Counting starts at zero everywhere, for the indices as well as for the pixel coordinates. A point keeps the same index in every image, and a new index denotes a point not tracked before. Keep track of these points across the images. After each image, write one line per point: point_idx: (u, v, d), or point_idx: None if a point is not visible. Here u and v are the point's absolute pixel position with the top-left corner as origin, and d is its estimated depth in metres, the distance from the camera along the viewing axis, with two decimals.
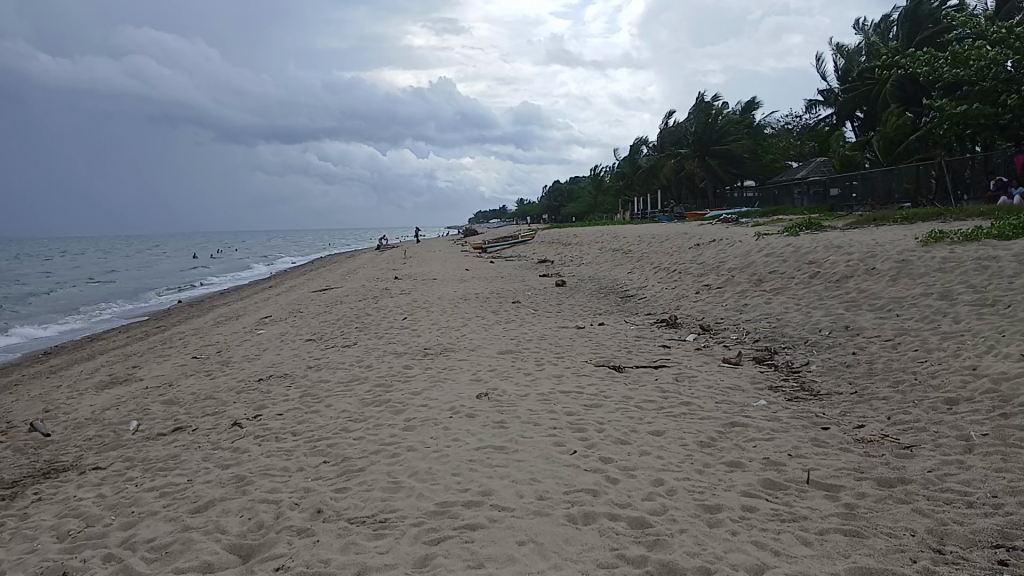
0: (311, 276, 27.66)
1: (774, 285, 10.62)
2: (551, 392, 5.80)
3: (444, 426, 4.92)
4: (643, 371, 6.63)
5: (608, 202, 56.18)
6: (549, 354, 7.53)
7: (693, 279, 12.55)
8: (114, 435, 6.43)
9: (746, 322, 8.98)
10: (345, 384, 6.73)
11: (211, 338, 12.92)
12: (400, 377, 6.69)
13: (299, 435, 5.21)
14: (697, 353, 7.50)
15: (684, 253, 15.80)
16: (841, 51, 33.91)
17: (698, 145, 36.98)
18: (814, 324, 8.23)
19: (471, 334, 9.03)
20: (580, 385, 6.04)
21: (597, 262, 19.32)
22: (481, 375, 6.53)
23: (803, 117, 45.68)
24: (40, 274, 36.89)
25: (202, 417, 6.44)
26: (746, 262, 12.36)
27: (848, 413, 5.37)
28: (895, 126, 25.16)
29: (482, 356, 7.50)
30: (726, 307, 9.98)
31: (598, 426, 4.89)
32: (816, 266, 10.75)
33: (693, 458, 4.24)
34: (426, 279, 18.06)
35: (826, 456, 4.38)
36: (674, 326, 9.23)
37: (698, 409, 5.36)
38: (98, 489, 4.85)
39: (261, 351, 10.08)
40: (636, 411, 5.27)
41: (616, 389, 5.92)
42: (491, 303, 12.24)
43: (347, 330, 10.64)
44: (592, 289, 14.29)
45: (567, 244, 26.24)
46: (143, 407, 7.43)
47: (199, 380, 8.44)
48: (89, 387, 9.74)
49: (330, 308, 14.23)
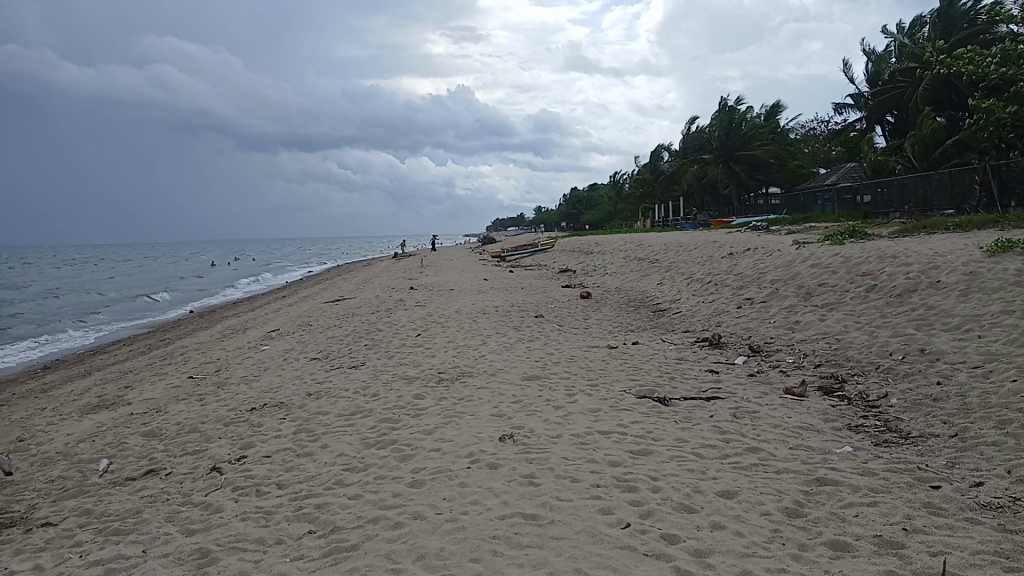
0: (327, 284, 26.98)
1: (825, 299, 9.60)
2: (589, 432, 4.84)
3: (461, 482, 3.97)
4: (695, 405, 5.64)
5: (628, 209, 55.08)
6: (581, 380, 6.56)
7: (732, 291, 11.56)
8: (78, 478, 5.54)
9: (802, 343, 7.97)
10: (347, 417, 5.81)
11: (214, 354, 12.07)
12: (410, 410, 5.75)
13: (285, 489, 4.28)
14: (750, 382, 6.52)
15: (717, 263, 14.78)
16: (871, 55, 32.77)
17: (722, 151, 35.93)
18: (883, 347, 7.21)
19: (491, 355, 8.09)
20: (622, 423, 5.07)
21: (622, 272, 18.38)
22: (505, 409, 5.59)
23: (829, 122, 44.56)
24: (56, 283, 36.48)
25: (181, 457, 5.53)
26: (790, 274, 11.31)
27: (957, 465, 4.37)
28: (930, 130, 24.04)
29: (504, 383, 6.55)
30: (774, 325, 8.98)
31: (653, 483, 3.92)
32: (872, 279, 9.70)
33: (783, 537, 3.27)
34: (443, 290, 17.20)
35: (952, 533, 3.39)
36: (718, 346, 8.26)
37: (770, 460, 4.39)
38: (36, 558, 3.93)
39: (260, 372, 9.18)
40: (695, 462, 4.30)
41: (666, 429, 4.96)
42: (512, 318, 11.30)
43: (356, 348, 9.70)
44: (620, 301, 13.36)
45: (589, 252, 25.25)
46: (120, 440, 6.53)
47: (188, 406, 7.55)
48: (73, 411, 8.89)
49: (341, 321, 13.37)
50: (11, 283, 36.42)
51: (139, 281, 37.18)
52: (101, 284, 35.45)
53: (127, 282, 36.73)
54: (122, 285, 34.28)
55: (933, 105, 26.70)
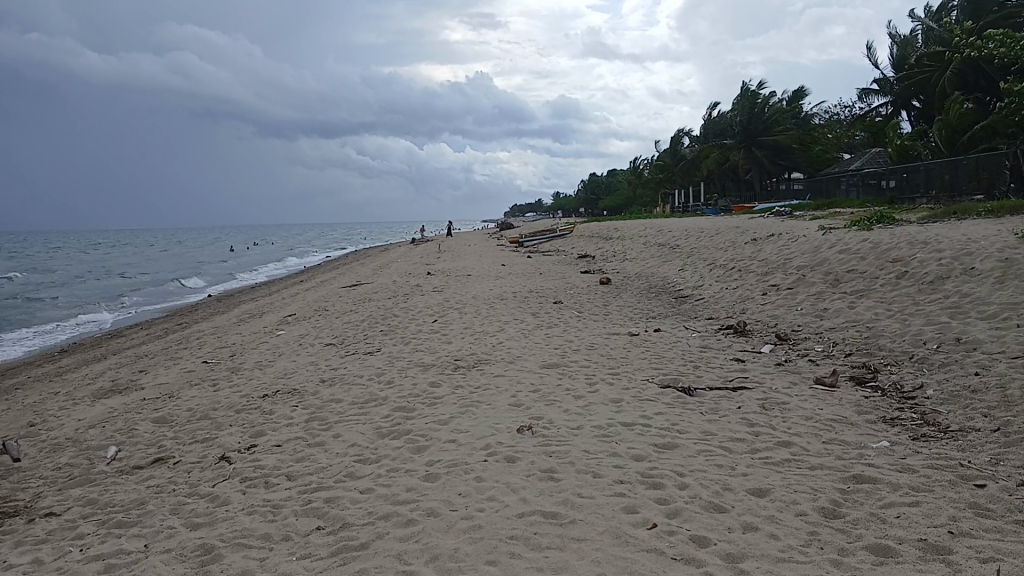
0: (345, 269, 26.87)
1: (854, 286, 9.30)
2: (611, 423, 4.63)
3: (477, 476, 3.78)
4: (721, 395, 5.41)
5: (648, 194, 54.58)
6: (602, 369, 6.35)
7: (757, 277, 11.27)
8: (85, 466, 5.41)
9: (830, 331, 7.70)
10: (360, 405, 5.63)
11: (229, 340, 11.94)
12: (425, 398, 5.56)
13: (294, 481, 4.10)
14: (778, 371, 6.28)
15: (741, 249, 14.48)
16: (897, 37, 32.09)
17: (744, 136, 35.42)
18: (916, 335, 6.94)
19: (509, 341, 7.88)
20: (645, 414, 4.86)
21: (642, 257, 18.10)
22: (524, 398, 5.39)
23: (853, 106, 43.83)
24: (77, 266, 36.65)
25: (189, 445, 5.38)
26: (816, 260, 11.01)
27: (1002, 462, 4.12)
28: (958, 114, 23.47)
29: (522, 371, 6.35)
30: (801, 313, 8.70)
31: (679, 480, 3.70)
32: (903, 265, 9.39)
33: (822, 541, 3.05)
34: (461, 275, 16.99)
35: (1003, 538, 3.15)
36: (744, 334, 8.00)
37: (803, 456, 4.16)
38: (36, 551, 3.79)
39: (274, 358, 9.04)
40: (725, 457, 4.08)
41: (692, 421, 4.74)
42: (530, 304, 11.09)
43: (371, 333, 9.54)
44: (641, 287, 13.11)
45: (609, 238, 24.93)
46: (130, 427, 6.40)
47: (200, 392, 7.41)
48: (86, 396, 8.80)
49: (358, 306, 13.21)
50: (34, 267, 36.76)
51: (160, 265, 37.38)
52: (122, 268, 35.66)
53: (148, 266, 36.93)
54: (143, 269, 34.46)
55: (961, 88, 26.09)
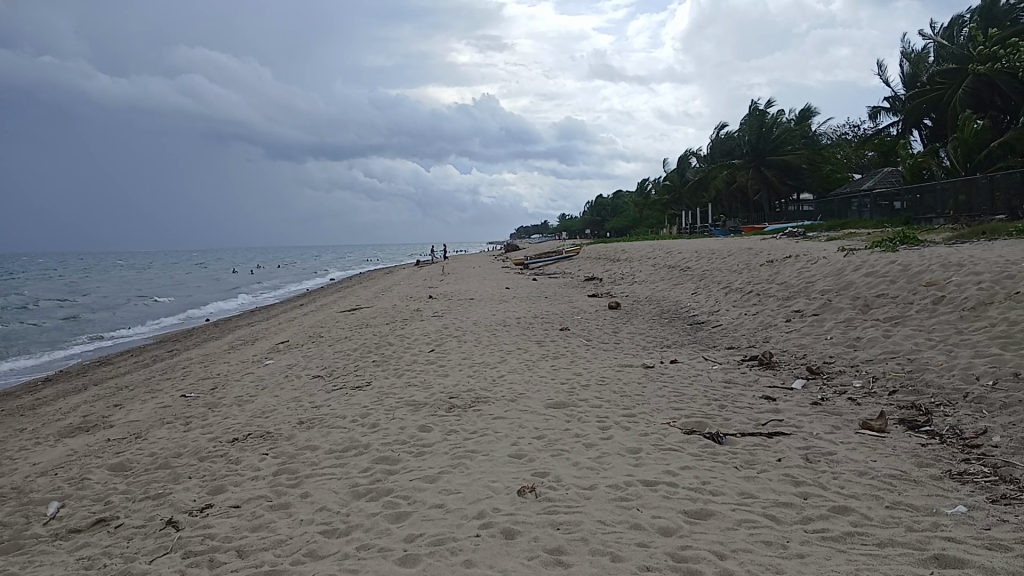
0: (345, 293, 26.15)
1: (887, 313, 8.53)
2: (630, 483, 3.87)
3: (467, 560, 3.03)
4: (757, 444, 4.66)
5: (654, 215, 53.91)
6: (616, 409, 5.57)
7: (778, 303, 10.51)
8: (19, 526, 4.66)
9: (868, 364, 6.93)
10: (338, 454, 4.88)
11: (214, 370, 11.18)
12: (412, 447, 4.81)
13: (244, 561, 3.35)
14: (815, 413, 5.52)
15: (757, 271, 13.74)
16: (908, 56, 31.50)
17: (753, 156, 34.74)
18: (967, 370, 6.14)
19: (511, 375, 7.13)
20: (670, 469, 4.09)
21: (651, 281, 17.38)
22: (526, 447, 4.63)
23: (862, 126, 43.22)
24: (75, 290, 36.00)
25: (139, 503, 4.64)
26: (841, 284, 10.25)
27: None
28: (973, 132, 22.66)
29: (524, 411, 5.59)
30: (831, 342, 7.94)
31: (717, 566, 2.95)
32: (938, 289, 8.63)
33: None
34: (464, 299, 16.27)
35: None
36: (770, 366, 7.24)
37: (869, 530, 3.39)
38: None
39: (256, 391, 8.29)
40: (775, 531, 3.31)
41: (725, 478, 3.98)
42: (535, 332, 10.33)
43: (362, 364, 8.79)
44: (652, 313, 12.36)
45: (616, 261, 24.16)
46: (82, 476, 5.64)
47: (168, 432, 6.65)
48: (51, 434, 8.06)
49: (354, 333, 12.49)
50: (32, 290, 36.09)
51: (162, 288, 36.85)
52: (124, 291, 35.18)
53: (149, 289, 36.34)
54: (142, 293, 33.86)
55: (974, 106, 25.40)
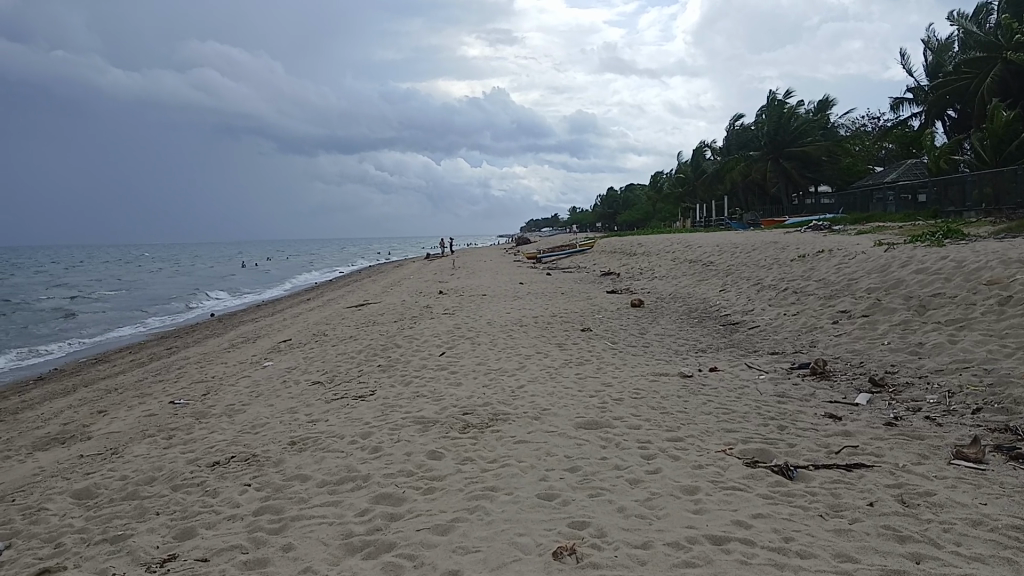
0: (355, 286, 25.42)
1: (947, 315, 7.67)
2: (694, 542, 3.06)
3: None
4: (837, 482, 3.85)
5: (668, 209, 52.91)
6: (659, 433, 4.75)
7: (819, 302, 9.67)
8: None
9: (939, 376, 6.09)
10: (331, 488, 4.10)
11: (209, 372, 10.40)
12: (420, 482, 4.02)
13: None
14: (893, 438, 4.69)
15: (788, 267, 12.85)
16: (932, 44, 30.44)
17: (770, 148, 33.45)
18: None
19: (531, 386, 6.30)
20: (739, 520, 3.28)
21: (673, 276, 16.56)
22: (558, 484, 3.82)
23: (883, 117, 42.13)
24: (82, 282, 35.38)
25: (91, 549, 3.86)
26: (889, 282, 9.39)
27: None
28: (1005, 123, 21.49)
29: (552, 434, 4.77)
30: (887, 349, 7.11)
31: None
32: (1002, 288, 7.73)
33: None
34: (475, 295, 15.48)
35: None
36: (825, 377, 6.41)
37: None
38: None
39: (250, 399, 7.53)
40: None
41: (812, 534, 3.17)
42: (554, 333, 9.51)
43: (367, 370, 8.01)
44: (679, 311, 11.53)
45: (633, 254, 23.27)
46: (39, 505, 4.87)
47: (146, 449, 5.89)
48: (24, 446, 7.30)
49: (359, 332, 11.70)
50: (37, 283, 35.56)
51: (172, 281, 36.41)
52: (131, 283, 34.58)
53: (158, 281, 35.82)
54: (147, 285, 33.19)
55: (1002, 95, 24.33)
